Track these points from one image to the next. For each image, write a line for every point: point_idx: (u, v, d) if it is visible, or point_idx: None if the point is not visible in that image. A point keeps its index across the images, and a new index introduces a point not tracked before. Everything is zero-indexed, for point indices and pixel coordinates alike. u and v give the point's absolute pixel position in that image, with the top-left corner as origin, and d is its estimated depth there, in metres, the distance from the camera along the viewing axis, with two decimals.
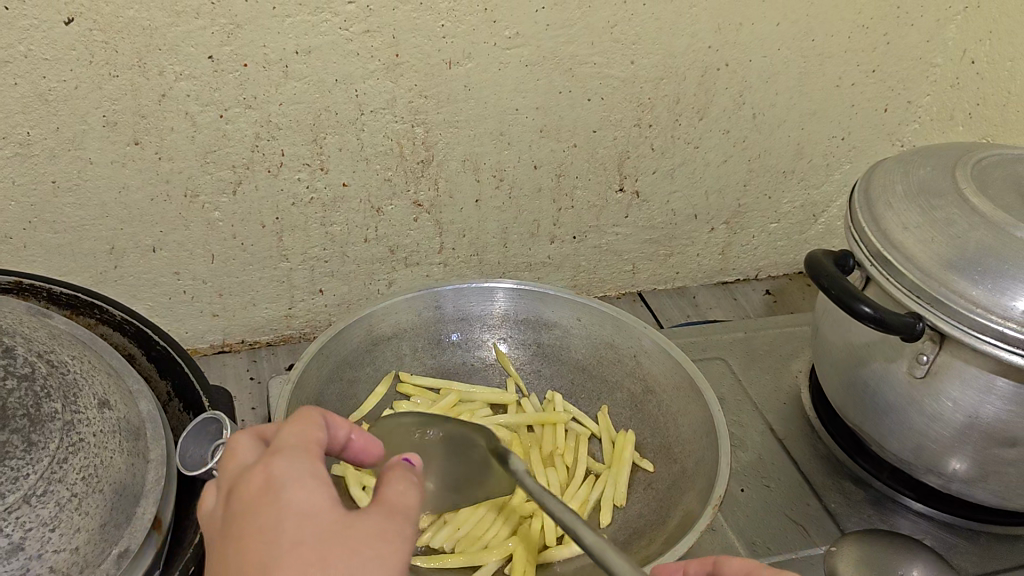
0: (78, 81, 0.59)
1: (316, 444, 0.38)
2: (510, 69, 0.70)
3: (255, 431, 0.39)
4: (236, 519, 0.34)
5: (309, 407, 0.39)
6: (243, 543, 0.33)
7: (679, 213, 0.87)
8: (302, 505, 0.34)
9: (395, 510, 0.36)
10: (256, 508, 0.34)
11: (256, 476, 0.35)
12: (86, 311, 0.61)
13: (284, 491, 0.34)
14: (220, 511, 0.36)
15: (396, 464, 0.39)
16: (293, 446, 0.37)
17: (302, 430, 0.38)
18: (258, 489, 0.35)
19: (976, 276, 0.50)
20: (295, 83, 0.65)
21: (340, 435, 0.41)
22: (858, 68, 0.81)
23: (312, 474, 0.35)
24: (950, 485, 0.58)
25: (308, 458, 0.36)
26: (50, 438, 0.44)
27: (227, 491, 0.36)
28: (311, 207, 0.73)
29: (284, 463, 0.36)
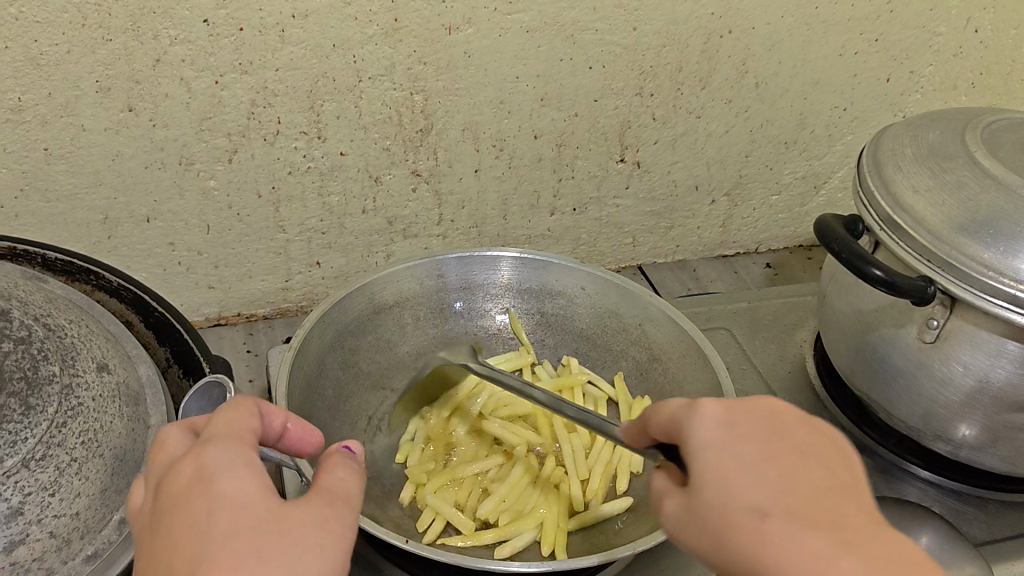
0: (70, 45, 0.58)
1: (251, 433, 0.37)
2: (512, 35, 0.68)
3: (186, 422, 0.38)
4: (166, 512, 0.33)
5: (243, 395, 0.39)
6: (173, 536, 0.32)
7: (680, 184, 0.86)
8: (235, 494, 0.33)
9: (331, 500, 0.35)
10: (186, 499, 0.33)
11: (186, 467, 0.34)
12: (82, 277, 0.60)
13: (217, 481, 0.33)
14: (150, 506, 0.35)
15: (332, 454, 0.39)
16: (225, 434, 0.36)
17: (237, 419, 0.37)
18: (188, 481, 0.34)
19: (988, 239, 0.49)
20: (293, 48, 0.63)
21: (276, 424, 0.40)
22: (861, 36, 0.80)
23: (245, 462, 0.35)
24: (960, 452, 0.57)
25: (241, 445, 0.35)
26: (49, 402, 0.43)
27: (157, 483, 0.35)
28: (308, 176, 0.71)
29: (216, 452, 0.35)
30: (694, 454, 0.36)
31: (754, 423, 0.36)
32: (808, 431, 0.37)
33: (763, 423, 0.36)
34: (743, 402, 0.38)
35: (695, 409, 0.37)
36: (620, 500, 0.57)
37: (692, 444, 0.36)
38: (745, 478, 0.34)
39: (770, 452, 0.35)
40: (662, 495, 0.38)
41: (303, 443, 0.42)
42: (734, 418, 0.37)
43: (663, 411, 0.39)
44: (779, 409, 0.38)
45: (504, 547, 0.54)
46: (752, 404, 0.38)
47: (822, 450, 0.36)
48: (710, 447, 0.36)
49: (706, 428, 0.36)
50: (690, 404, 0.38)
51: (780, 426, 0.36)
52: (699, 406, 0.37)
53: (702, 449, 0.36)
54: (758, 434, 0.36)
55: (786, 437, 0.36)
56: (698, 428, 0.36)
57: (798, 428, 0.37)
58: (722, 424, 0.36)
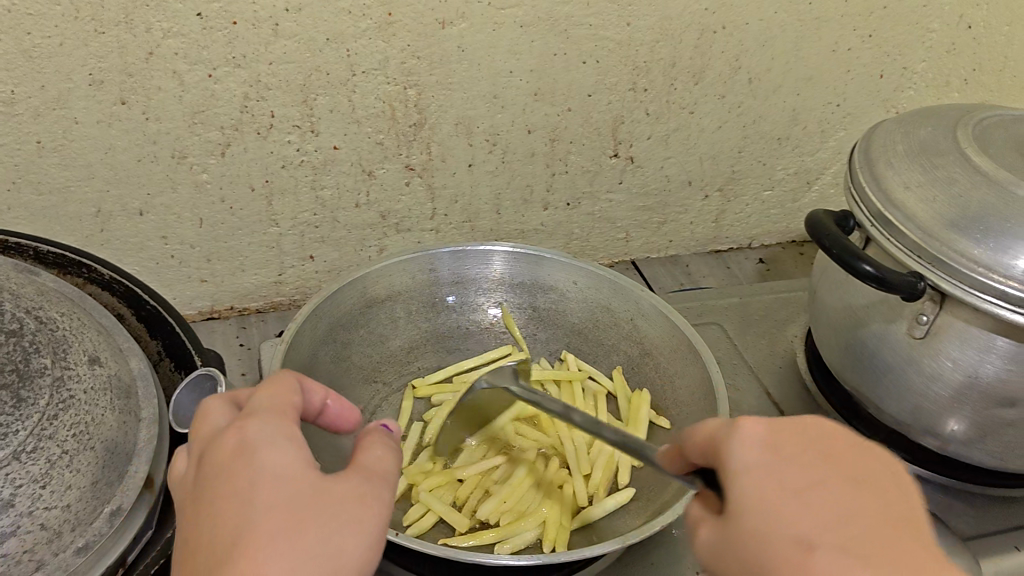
0: (63, 37, 0.58)
1: (292, 408, 0.38)
2: (505, 30, 0.68)
3: (229, 395, 0.40)
4: (209, 480, 0.35)
5: (284, 371, 0.40)
6: (216, 505, 0.33)
7: (673, 179, 0.86)
8: (276, 467, 0.34)
9: (370, 475, 0.37)
10: (228, 470, 0.34)
11: (229, 438, 0.35)
12: (74, 270, 0.60)
13: (259, 454, 0.35)
14: (192, 475, 0.36)
15: (373, 430, 0.40)
16: (266, 410, 0.37)
17: (279, 393, 0.38)
18: (231, 452, 0.35)
19: (978, 235, 0.49)
20: (286, 42, 0.63)
21: (316, 400, 0.41)
22: (854, 32, 0.80)
23: (286, 437, 0.36)
24: (948, 446, 0.58)
25: (283, 419, 0.37)
26: (40, 395, 0.43)
27: (200, 453, 0.36)
28: (301, 170, 0.71)
29: (258, 425, 0.36)
30: (735, 478, 0.34)
31: (800, 446, 0.35)
32: (860, 451, 0.35)
33: (809, 446, 0.35)
34: (787, 419, 0.36)
35: (736, 430, 0.36)
36: (624, 493, 0.58)
37: (732, 468, 0.35)
38: (792, 505, 0.33)
39: (818, 480, 0.33)
40: (698, 521, 0.37)
41: (340, 420, 0.43)
42: (778, 441, 0.35)
43: (699, 433, 0.38)
44: (825, 427, 0.36)
45: (505, 544, 0.54)
46: (795, 422, 0.36)
47: (876, 474, 0.34)
48: (750, 472, 0.34)
49: (748, 451, 0.35)
50: (731, 422, 0.37)
51: (826, 447, 0.35)
52: (739, 425, 0.36)
53: (745, 473, 0.34)
54: (805, 459, 0.34)
55: (836, 463, 0.34)
56: (738, 452, 0.35)
57: (849, 450, 0.35)
58: (764, 447, 0.35)
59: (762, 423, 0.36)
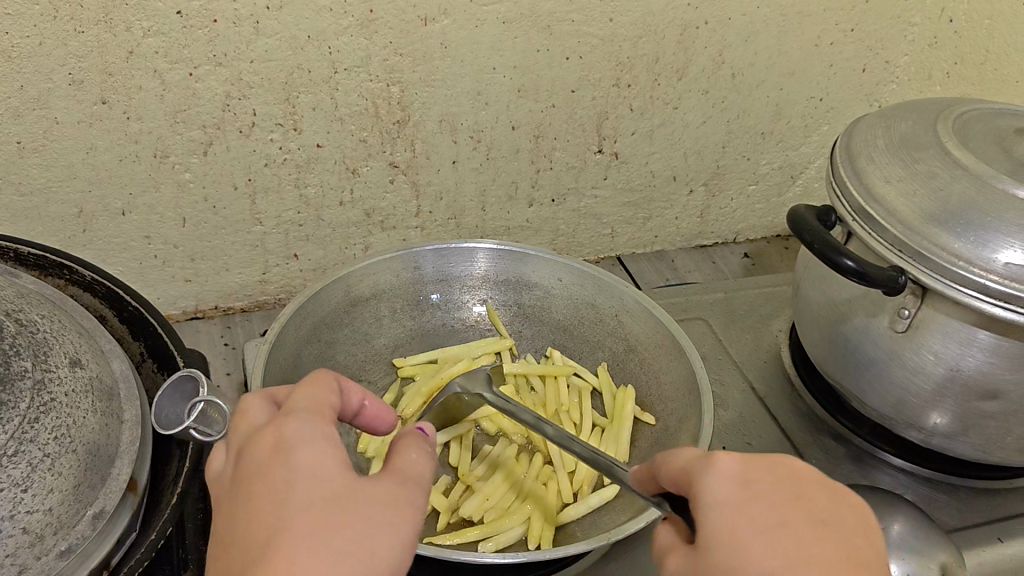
0: (42, 37, 0.58)
1: (329, 408, 0.38)
2: (487, 27, 0.68)
3: (268, 392, 0.39)
4: (246, 478, 0.34)
5: (322, 369, 0.39)
6: (250, 504, 0.33)
7: (658, 174, 0.86)
8: (312, 468, 0.34)
9: (405, 479, 0.36)
10: (264, 469, 0.34)
11: (267, 437, 0.35)
12: (55, 272, 0.60)
13: (295, 454, 0.34)
14: (231, 471, 0.36)
15: (409, 432, 0.39)
16: (304, 410, 0.37)
17: (317, 393, 0.38)
18: (268, 452, 0.35)
19: (958, 229, 0.50)
20: (267, 40, 0.63)
21: (353, 402, 0.40)
22: (836, 27, 0.80)
23: (323, 437, 0.35)
24: (931, 439, 0.58)
25: (321, 420, 0.37)
26: (21, 398, 0.43)
27: (239, 449, 0.36)
28: (284, 168, 0.71)
29: (295, 425, 0.36)
30: (705, 513, 0.34)
31: (773, 483, 0.35)
32: (828, 494, 0.35)
33: (784, 487, 0.35)
34: (760, 454, 0.36)
35: (710, 462, 0.35)
36: (608, 490, 0.58)
37: (704, 500, 0.34)
38: (760, 544, 0.33)
39: (786, 519, 0.33)
40: (666, 550, 0.37)
41: (375, 421, 0.42)
42: (751, 476, 0.35)
43: (674, 461, 0.37)
44: (797, 465, 0.36)
45: (489, 542, 0.54)
46: (768, 458, 0.36)
47: (840, 518, 0.34)
48: (725, 507, 0.34)
49: (721, 486, 0.34)
50: (706, 454, 0.36)
51: (795, 487, 0.35)
52: (715, 458, 0.35)
53: (716, 506, 0.34)
54: (777, 497, 0.34)
55: (806, 504, 0.34)
56: (714, 483, 0.34)
57: (819, 491, 0.35)
58: (739, 482, 0.35)
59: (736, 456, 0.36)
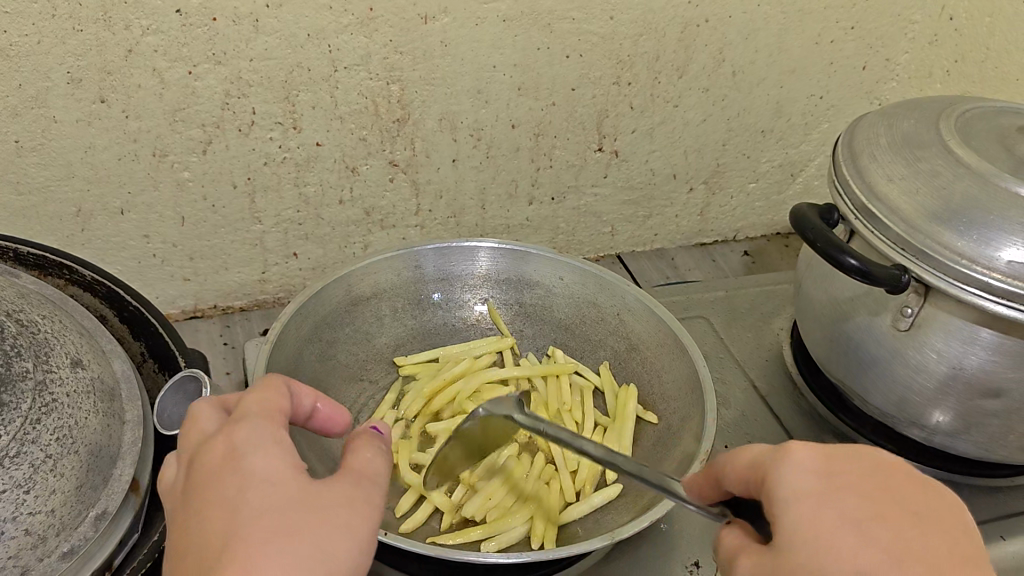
0: (40, 35, 0.57)
1: (279, 413, 0.38)
2: (488, 25, 0.68)
3: (217, 400, 0.40)
4: (199, 487, 0.34)
5: (271, 375, 0.40)
6: (205, 510, 0.33)
7: (658, 172, 0.86)
8: (264, 473, 0.34)
9: (360, 479, 0.36)
10: (219, 476, 0.34)
11: (219, 444, 0.35)
12: (54, 271, 0.59)
13: (248, 459, 0.34)
14: (183, 481, 0.36)
15: (363, 433, 0.40)
16: (255, 415, 0.37)
17: (266, 399, 0.38)
18: (219, 459, 0.35)
19: (961, 227, 0.50)
20: (267, 38, 0.62)
21: (303, 405, 0.41)
22: (837, 24, 0.80)
23: (275, 443, 0.35)
24: (933, 438, 0.58)
25: (271, 425, 0.37)
26: (22, 399, 0.42)
27: (191, 459, 0.36)
28: (284, 167, 0.71)
29: (246, 430, 0.36)
30: (786, 508, 0.34)
31: (853, 476, 0.34)
32: (912, 484, 0.35)
33: (866, 479, 0.34)
34: (836, 446, 0.36)
35: (784, 455, 0.35)
36: (611, 490, 0.58)
37: (781, 494, 0.34)
38: (847, 537, 0.32)
39: (872, 510, 0.33)
40: (736, 551, 0.36)
41: (328, 423, 0.42)
42: (832, 469, 0.35)
43: (741, 458, 0.37)
44: (876, 456, 0.36)
45: (491, 542, 0.54)
46: (844, 450, 0.36)
47: (930, 508, 0.33)
48: (805, 499, 0.34)
49: (799, 478, 0.34)
50: (778, 449, 0.36)
51: (879, 479, 0.35)
52: (790, 450, 0.35)
53: (796, 498, 0.34)
54: (860, 488, 0.34)
55: (892, 496, 0.34)
56: (790, 476, 0.34)
57: (903, 482, 0.35)
58: (817, 473, 0.34)
59: (812, 447, 0.36)
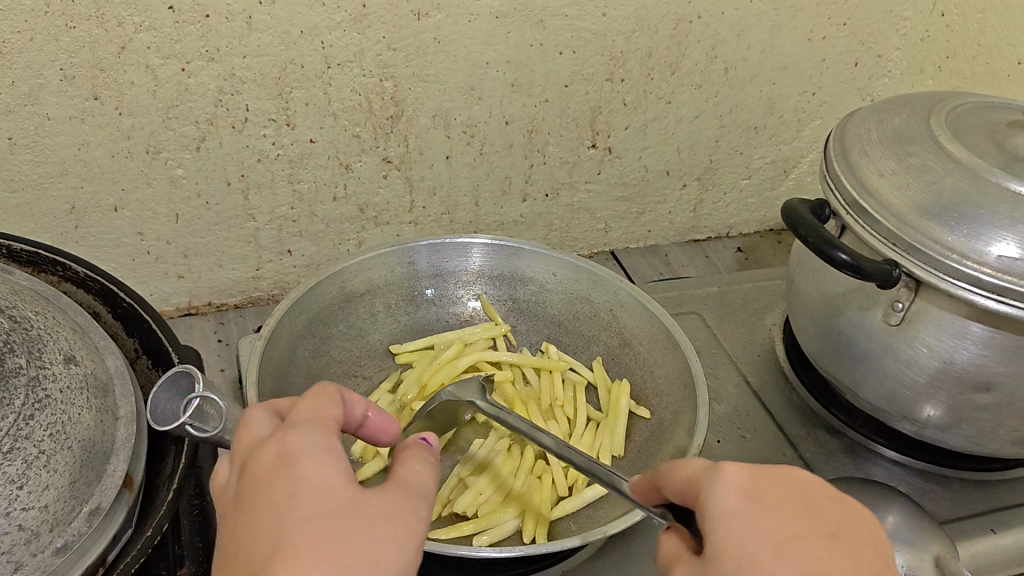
0: (33, 32, 0.57)
1: (332, 420, 0.38)
2: (481, 21, 0.68)
3: (271, 403, 0.39)
4: (249, 490, 0.34)
5: (326, 381, 0.39)
6: (254, 516, 0.33)
7: (652, 169, 0.86)
8: (315, 481, 0.34)
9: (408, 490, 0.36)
10: (269, 481, 0.34)
11: (270, 449, 0.35)
12: (48, 268, 0.59)
13: (299, 465, 0.34)
14: (234, 483, 0.36)
15: (412, 445, 0.39)
16: (308, 421, 0.37)
17: (319, 404, 0.38)
18: (271, 464, 0.35)
19: (952, 222, 0.50)
20: (260, 35, 0.63)
21: (357, 412, 0.40)
22: (829, 21, 0.80)
23: (327, 450, 0.35)
24: (924, 432, 0.58)
25: (324, 432, 0.36)
26: (15, 394, 0.42)
27: (243, 460, 0.36)
28: (277, 164, 0.71)
29: (299, 436, 0.36)
30: (713, 524, 0.35)
31: (781, 496, 0.35)
32: (831, 505, 0.36)
33: (793, 497, 0.35)
34: (763, 466, 0.37)
35: (718, 473, 0.36)
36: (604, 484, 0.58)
37: (712, 510, 0.35)
38: (770, 557, 0.33)
39: (797, 530, 0.34)
40: (672, 558, 0.37)
41: (378, 433, 0.42)
42: (759, 489, 0.35)
43: (678, 473, 0.37)
44: (802, 477, 0.37)
45: (485, 536, 0.54)
46: (773, 470, 0.37)
47: (847, 526, 0.35)
48: (732, 519, 0.35)
49: (728, 496, 0.35)
50: (712, 466, 0.36)
51: (802, 496, 0.36)
52: (722, 469, 0.36)
53: (726, 517, 0.35)
54: (786, 508, 0.35)
55: (815, 515, 0.35)
56: (722, 496, 0.35)
57: (826, 505, 0.36)
58: (746, 493, 0.35)
59: (742, 467, 0.36)
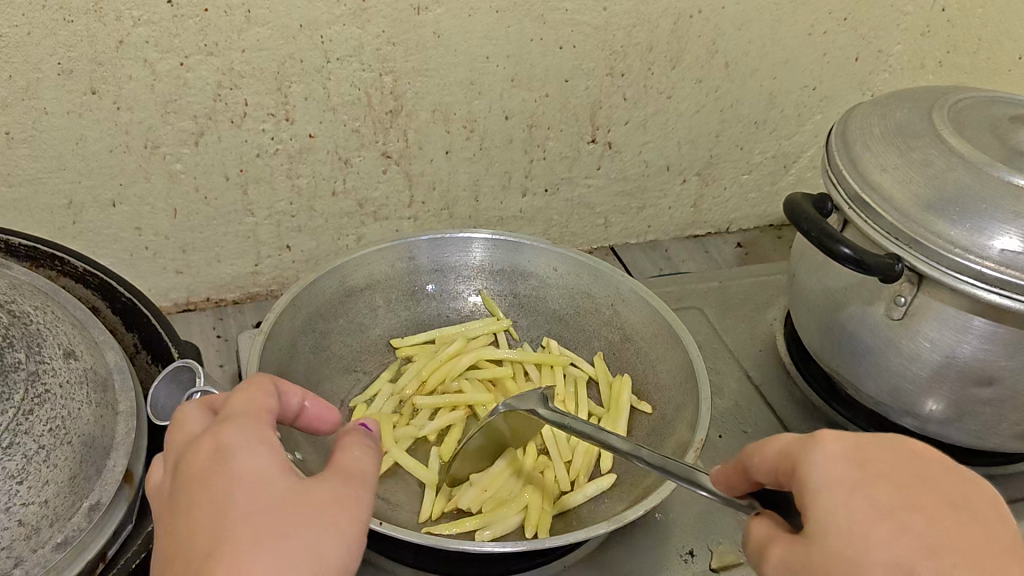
0: (31, 26, 0.57)
1: (267, 411, 0.37)
2: (481, 16, 0.68)
3: (204, 400, 0.39)
4: (186, 487, 0.34)
5: (259, 373, 0.39)
6: (192, 513, 0.33)
7: (652, 164, 0.86)
8: (252, 473, 0.33)
9: (349, 478, 0.36)
10: (206, 477, 0.33)
11: (203, 446, 0.34)
12: (47, 263, 0.59)
13: (235, 459, 0.34)
14: (169, 482, 0.35)
15: (350, 431, 0.39)
16: (242, 415, 0.36)
17: (253, 398, 0.37)
18: (206, 459, 0.34)
19: (954, 216, 0.50)
20: (259, 29, 0.62)
21: (292, 402, 0.40)
22: (829, 15, 0.80)
23: (262, 442, 0.35)
24: (927, 426, 0.58)
25: (258, 423, 0.36)
26: (15, 389, 0.42)
27: (177, 459, 0.36)
28: (276, 158, 0.71)
29: (234, 430, 0.35)
30: (816, 495, 0.34)
31: (887, 465, 0.34)
32: (943, 474, 0.35)
33: (901, 466, 0.34)
34: (866, 437, 0.36)
35: (818, 444, 0.35)
36: (606, 478, 0.58)
37: (814, 481, 0.34)
38: (882, 525, 0.32)
39: (908, 500, 0.33)
40: (767, 538, 0.36)
41: (318, 422, 0.42)
42: (864, 458, 0.35)
43: (771, 449, 0.37)
44: (905, 447, 0.36)
45: (487, 532, 0.54)
46: (876, 442, 0.36)
47: (963, 498, 0.34)
48: (836, 487, 0.34)
49: (829, 467, 0.34)
50: (808, 438, 0.36)
51: (910, 465, 0.35)
52: (821, 439, 0.35)
53: (829, 486, 0.34)
54: (893, 478, 0.34)
55: (926, 483, 0.34)
56: (823, 465, 0.34)
57: (935, 473, 0.34)
58: (851, 462, 0.34)
59: (843, 437, 0.35)
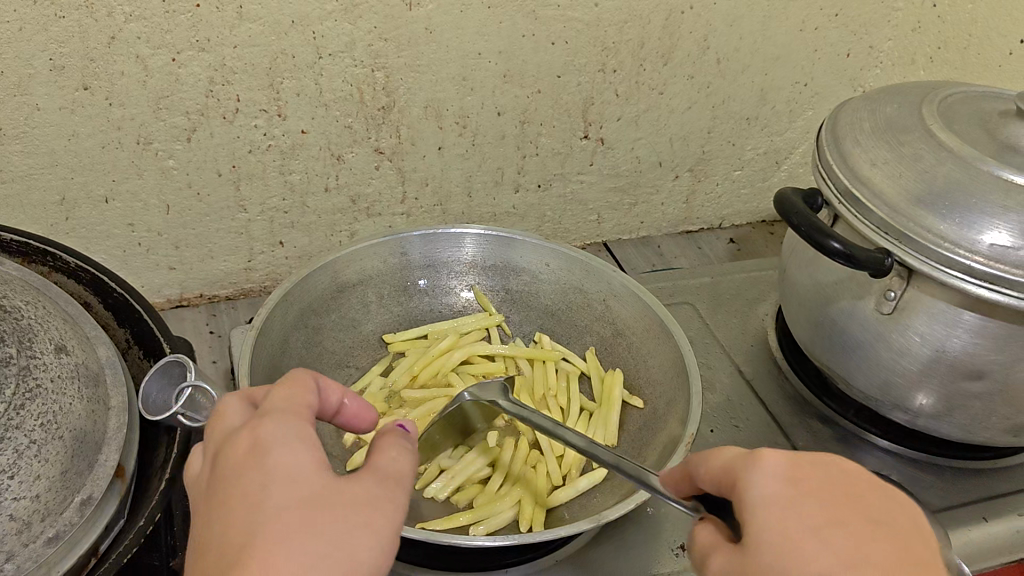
0: (22, 22, 0.57)
1: (306, 408, 0.37)
2: (472, 12, 0.68)
3: (245, 392, 0.39)
4: (223, 480, 0.34)
5: (300, 367, 0.39)
6: (228, 506, 0.33)
7: (644, 160, 0.86)
8: (287, 469, 0.33)
9: (385, 477, 0.35)
10: (242, 471, 0.34)
11: (243, 439, 0.35)
12: (38, 258, 0.59)
13: (271, 454, 0.34)
14: (207, 474, 0.36)
15: (387, 432, 0.38)
16: (281, 410, 0.36)
17: (294, 393, 0.37)
18: (244, 453, 0.34)
19: (943, 211, 0.50)
20: (250, 24, 0.62)
21: (332, 399, 0.40)
22: (820, 11, 0.80)
23: (300, 439, 0.35)
24: (917, 420, 0.58)
25: (296, 420, 0.36)
26: (6, 384, 0.42)
27: (215, 452, 0.36)
28: (269, 154, 0.71)
29: (272, 425, 0.35)
30: (751, 509, 0.33)
31: (820, 483, 0.34)
32: (875, 492, 0.34)
33: (829, 483, 0.34)
34: (804, 453, 0.35)
35: (756, 460, 0.35)
36: (598, 473, 0.58)
37: (749, 496, 0.34)
38: (811, 541, 0.32)
39: (838, 517, 0.33)
40: (708, 548, 0.36)
41: (353, 421, 0.41)
42: (799, 474, 0.34)
43: (715, 460, 0.37)
44: (840, 464, 0.35)
45: (480, 526, 0.54)
46: (813, 458, 0.35)
47: (892, 517, 0.33)
48: (768, 502, 0.33)
49: (768, 483, 0.34)
50: (750, 453, 0.35)
51: (841, 482, 0.34)
52: (760, 455, 0.35)
53: (764, 504, 0.33)
54: (825, 496, 0.33)
55: (853, 501, 0.33)
56: (760, 480, 0.34)
57: (865, 491, 0.34)
58: (786, 479, 0.34)
59: (783, 454, 0.35)
